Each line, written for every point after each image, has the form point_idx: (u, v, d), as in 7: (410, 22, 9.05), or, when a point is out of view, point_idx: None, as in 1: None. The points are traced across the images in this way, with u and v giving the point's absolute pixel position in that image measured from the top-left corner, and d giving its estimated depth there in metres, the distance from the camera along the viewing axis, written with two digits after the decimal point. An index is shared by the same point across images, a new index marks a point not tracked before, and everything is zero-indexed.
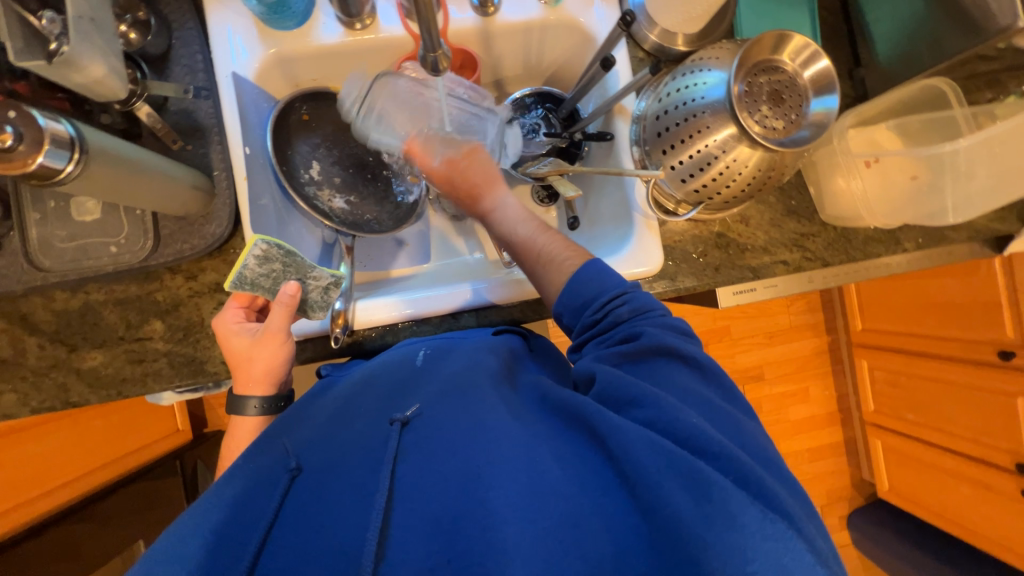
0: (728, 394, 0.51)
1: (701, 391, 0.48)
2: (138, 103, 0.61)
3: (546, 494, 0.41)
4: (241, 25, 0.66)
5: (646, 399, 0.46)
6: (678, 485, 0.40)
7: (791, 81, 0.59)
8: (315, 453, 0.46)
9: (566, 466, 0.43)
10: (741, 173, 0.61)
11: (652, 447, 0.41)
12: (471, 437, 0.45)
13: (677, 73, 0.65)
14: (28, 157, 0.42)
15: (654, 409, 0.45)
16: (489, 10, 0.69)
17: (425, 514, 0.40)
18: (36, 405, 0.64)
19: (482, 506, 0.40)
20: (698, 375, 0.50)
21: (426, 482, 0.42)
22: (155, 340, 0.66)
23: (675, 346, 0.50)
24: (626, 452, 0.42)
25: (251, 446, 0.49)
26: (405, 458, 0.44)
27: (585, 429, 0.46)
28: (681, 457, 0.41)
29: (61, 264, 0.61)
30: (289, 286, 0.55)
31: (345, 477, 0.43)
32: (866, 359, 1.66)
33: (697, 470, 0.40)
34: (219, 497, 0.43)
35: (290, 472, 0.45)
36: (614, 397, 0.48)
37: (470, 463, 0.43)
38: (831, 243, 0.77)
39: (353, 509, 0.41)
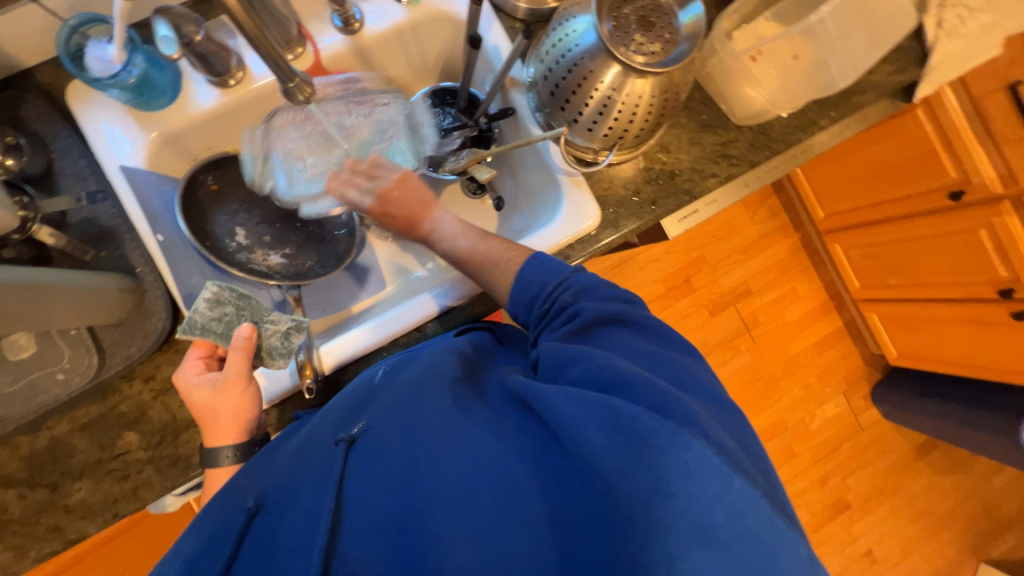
0: (674, 343, 0.52)
1: (642, 346, 0.50)
2: (35, 226, 0.59)
3: (485, 477, 0.43)
4: (115, 118, 0.65)
5: (578, 357, 0.47)
6: (602, 430, 0.41)
7: (657, 3, 0.59)
8: (271, 488, 0.46)
9: (505, 444, 0.45)
10: (638, 107, 0.62)
11: (572, 400, 0.43)
12: (412, 441, 0.46)
13: (550, 29, 0.65)
14: None
15: (586, 363, 0.47)
16: (354, 26, 0.69)
17: (372, 524, 0.43)
18: (37, 554, 0.63)
19: (424, 504, 0.43)
20: (645, 336, 0.52)
21: (372, 494, 0.44)
22: (135, 451, 0.65)
23: (617, 314, 0.52)
24: (555, 413, 0.43)
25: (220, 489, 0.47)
26: (352, 475, 0.46)
27: (523, 403, 0.48)
28: (601, 399, 0.42)
29: (14, 408, 0.60)
30: (244, 328, 0.57)
31: (297, 507, 0.44)
32: (838, 243, 1.71)
33: (620, 411, 0.41)
34: (181, 554, 0.42)
35: (248, 510, 0.45)
36: (554, 365, 0.49)
37: (412, 464, 0.45)
38: (752, 143, 0.78)
39: (303, 533, 0.42)
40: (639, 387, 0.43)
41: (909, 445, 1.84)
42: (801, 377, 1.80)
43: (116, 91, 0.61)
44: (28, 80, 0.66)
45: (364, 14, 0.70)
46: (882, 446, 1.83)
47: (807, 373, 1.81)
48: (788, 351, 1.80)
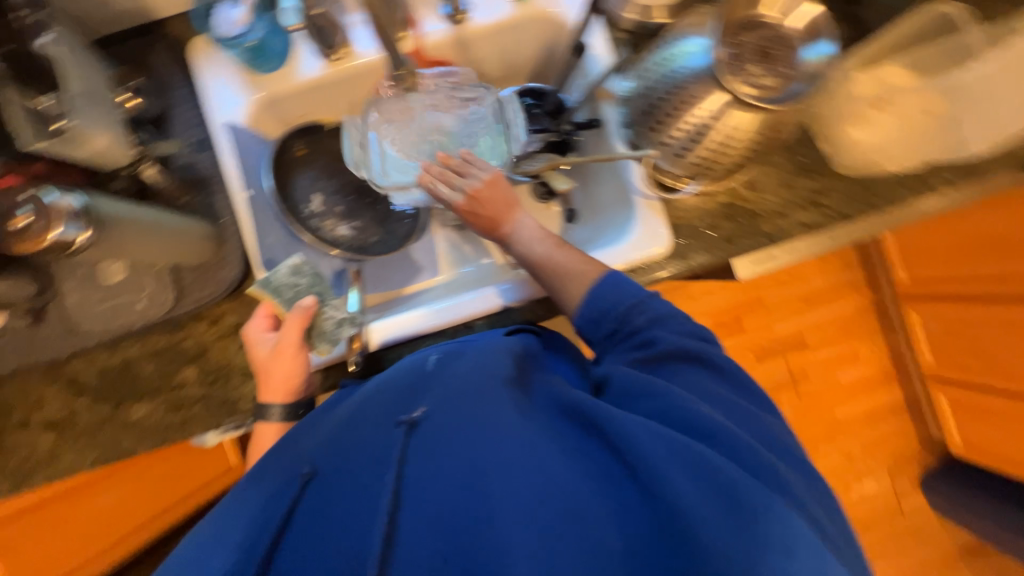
0: (740, 386, 0.52)
1: (720, 391, 0.49)
2: (144, 165, 0.64)
3: (550, 493, 0.40)
4: (228, 76, 0.69)
5: (657, 391, 0.47)
6: (690, 478, 0.39)
7: (778, 35, 0.56)
8: (327, 460, 0.47)
9: (571, 463, 0.42)
10: (737, 140, 0.59)
11: (658, 438, 0.42)
12: (473, 439, 0.44)
13: (656, 46, 0.62)
14: (41, 233, 0.45)
15: (665, 400, 0.46)
16: (460, 17, 0.70)
17: (427, 517, 0.41)
18: (93, 460, 0.69)
19: (484, 507, 0.40)
20: (717, 377, 0.51)
21: (429, 487, 0.42)
22: (190, 386, 0.69)
23: (693, 350, 0.51)
24: (635, 448, 0.41)
25: (277, 446, 0.51)
26: (410, 461, 0.44)
27: (593, 426, 0.45)
28: (689, 446, 0.41)
29: (100, 325, 0.67)
30: (308, 299, 0.61)
31: (354, 483, 0.44)
32: (916, 311, 1.57)
33: (711, 463, 0.40)
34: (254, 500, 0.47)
35: (303, 477, 0.46)
36: (626, 394, 0.49)
37: (474, 463, 0.43)
38: (851, 195, 0.72)
39: (359, 514, 0.42)
40: (732, 444, 0.43)
41: (953, 545, 1.68)
42: (844, 446, 1.68)
43: (237, 51, 0.66)
44: (160, 30, 0.71)
45: (471, 7, 0.71)
46: (921, 538, 1.67)
47: (852, 443, 1.68)
48: (835, 415, 1.68)
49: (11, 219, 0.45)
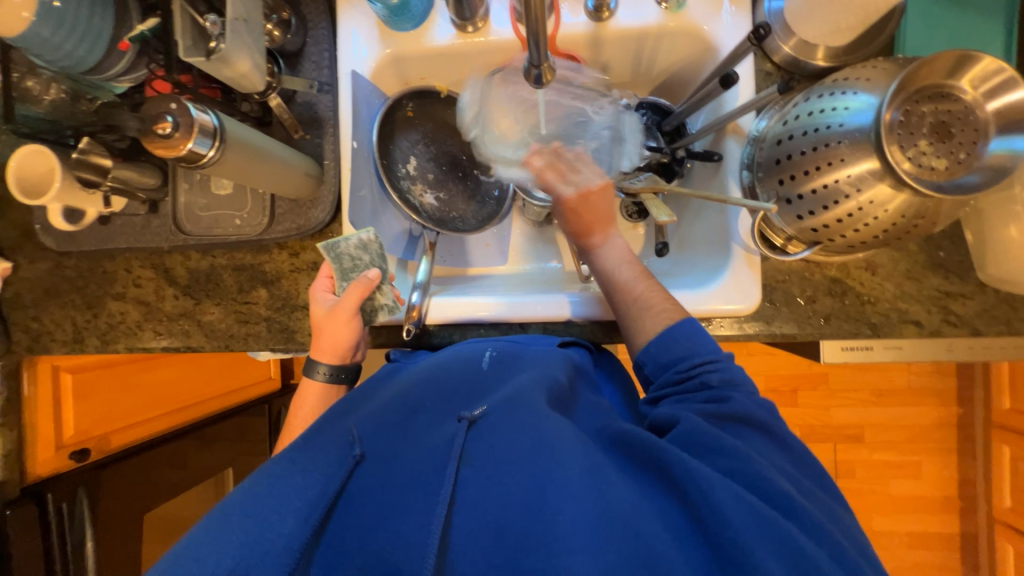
0: (808, 467, 0.47)
1: (792, 470, 0.44)
2: (272, 95, 0.68)
3: (619, 529, 0.37)
4: (365, 26, 0.71)
5: (732, 450, 0.42)
6: (774, 556, 0.36)
7: (965, 113, 0.49)
8: (379, 441, 0.46)
9: (637, 501, 0.40)
10: (876, 218, 0.52)
11: (741, 503, 0.38)
12: (536, 454, 0.42)
13: (812, 93, 0.56)
14: (181, 142, 0.49)
15: (739, 461, 0.42)
16: (604, 14, 0.66)
17: (486, 527, 0.39)
18: (166, 345, 0.76)
19: (547, 530, 0.37)
20: (786, 454, 0.46)
21: (490, 495, 0.40)
22: (259, 306, 0.74)
23: (761, 418, 0.47)
24: (713, 504, 0.38)
25: (319, 428, 0.49)
26: (470, 462, 0.43)
27: (662, 473, 0.42)
28: (772, 518, 0.38)
29: (199, 229, 0.72)
30: (371, 272, 0.61)
31: (410, 471, 0.43)
32: (1009, 445, 1.37)
33: (799, 546, 0.37)
34: (296, 467, 0.44)
35: (353, 457, 0.45)
36: (693, 445, 0.44)
37: (537, 481, 0.40)
38: (987, 308, 0.63)
39: (415, 507, 0.40)
40: (810, 520, 0.39)
41: None
42: None
43: (379, 5, 0.65)
44: None
45: (618, 6, 0.67)
46: None
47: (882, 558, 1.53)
48: (872, 523, 1.53)
49: (157, 123, 0.49)
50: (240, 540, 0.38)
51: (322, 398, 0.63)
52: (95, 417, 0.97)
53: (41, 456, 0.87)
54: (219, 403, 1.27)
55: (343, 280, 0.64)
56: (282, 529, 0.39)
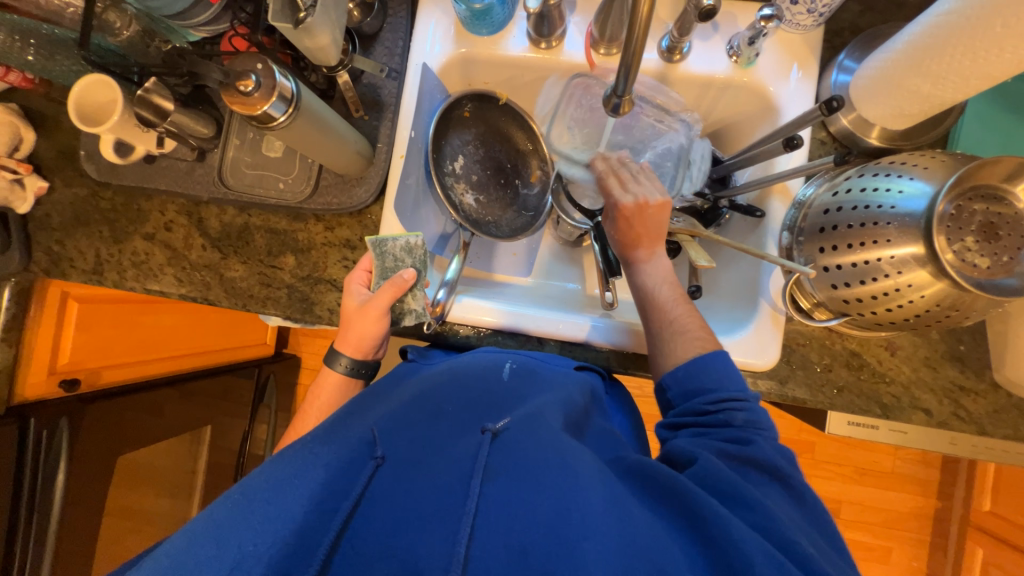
0: (826, 530, 0.46)
1: (811, 529, 0.44)
2: (341, 71, 0.69)
3: (643, 564, 0.37)
4: (443, 23, 0.73)
5: (757, 502, 0.42)
6: None
7: (1013, 218, 0.50)
8: (400, 444, 0.46)
9: (660, 538, 0.40)
10: (911, 302, 0.53)
11: (771, 557, 0.37)
12: (561, 476, 0.42)
13: (865, 171, 0.57)
14: (258, 102, 0.51)
15: (762, 514, 0.41)
16: (675, 56, 0.68)
17: (510, 545, 0.38)
18: (183, 293, 0.76)
19: (575, 556, 0.37)
20: (808, 511, 0.46)
21: (514, 512, 0.40)
22: (284, 272, 0.75)
23: (782, 468, 0.47)
24: (742, 554, 0.38)
25: (338, 420, 0.50)
26: (492, 477, 0.43)
27: (687, 514, 0.42)
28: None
29: (240, 186, 0.73)
30: (407, 272, 0.62)
31: (433, 479, 0.43)
32: (982, 548, 1.37)
33: None
34: (322, 460, 0.44)
35: (374, 459, 0.44)
36: (718, 488, 0.44)
37: (562, 503, 0.40)
38: (997, 409, 0.64)
39: (437, 517, 0.40)
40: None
41: None
42: None
43: (462, 7, 0.66)
44: None
45: (691, 51, 0.69)
46: None
47: None
48: None
49: (240, 80, 0.50)
50: (262, 525, 0.39)
51: (331, 375, 0.64)
52: (89, 350, 0.96)
53: (34, 379, 0.87)
54: (214, 357, 1.27)
55: (381, 277, 0.65)
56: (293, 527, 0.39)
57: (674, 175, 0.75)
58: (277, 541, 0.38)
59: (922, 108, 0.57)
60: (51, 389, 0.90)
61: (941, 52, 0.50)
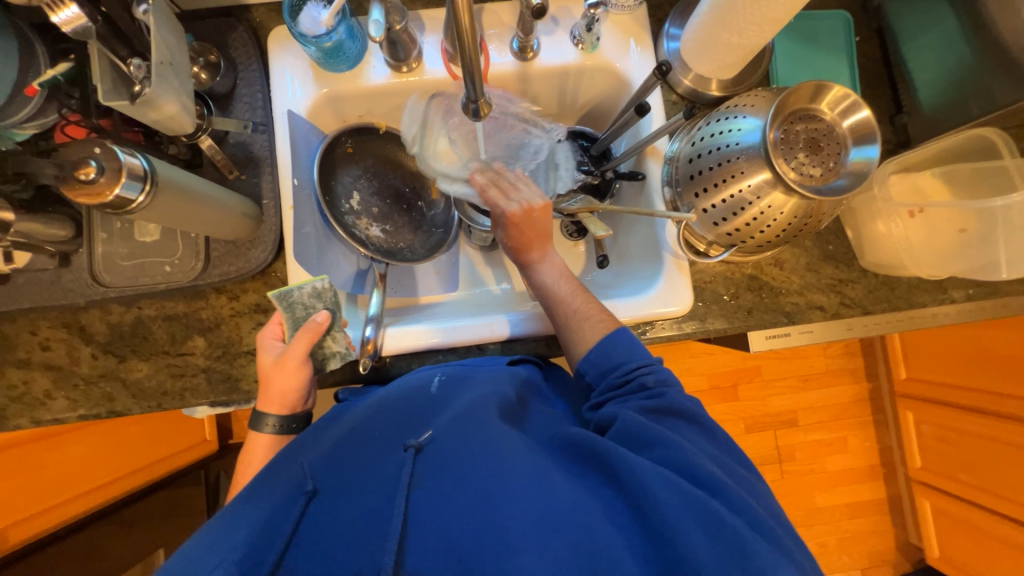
0: (728, 449, 0.54)
1: (715, 452, 0.51)
2: (202, 136, 0.65)
3: (564, 526, 0.42)
4: (298, 68, 0.72)
5: (667, 442, 0.48)
6: (701, 529, 0.42)
7: (828, 130, 0.59)
8: (331, 477, 0.48)
9: (582, 500, 0.44)
10: (776, 219, 0.60)
11: (670, 487, 0.44)
12: (485, 467, 0.46)
13: (712, 118, 0.65)
14: (106, 187, 0.47)
15: (671, 451, 0.47)
16: (528, 55, 0.73)
17: (441, 541, 0.42)
18: (84, 411, 0.68)
19: (498, 535, 0.41)
20: (711, 437, 0.53)
21: (441, 511, 0.44)
22: (196, 356, 0.69)
23: (691, 409, 0.54)
24: (647, 493, 0.43)
25: (273, 465, 0.51)
26: (419, 485, 0.46)
27: (604, 469, 0.47)
28: (696, 498, 0.43)
29: (120, 280, 0.66)
30: (320, 315, 0.60)
31: (365, 504, 0.45)
32: (911, 411, 1.56)
33: (720, 517, 0.42)
34: (254, 511, 0.46)
35: (306, 493, 0.47)
36: (632, 439, 0.50)
37: (486, 493, 0.44)
38: (872, 290, 0.74)
39: (370, 535, 0.43)
40: (736, 500, 0.45)
41: None
42: (819, 534, 1.66)
43: (312, 48, 0.66)
44: (244, 15, 0.74)
45: (541, 47, 0.74)
46: None
47: (828, 532, 1.66)
48: (816, 501, 1.66)
49: (79, 168, 0.46)
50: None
51: (275, 446, 0.61)
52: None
53: None
54: (149, 473, 1.14)
55: (293, 329, 0.63)
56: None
57: (546, 174, 0.78)
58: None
59: (739, 55, 0.65)
60: None
61: (732, 6, 0.59)
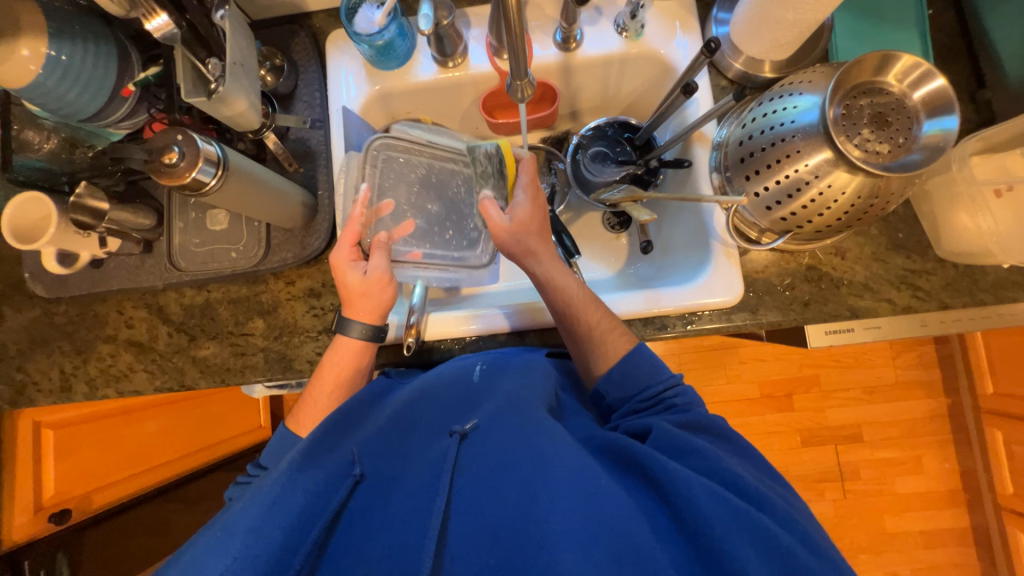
0: (766, 469, 0.52)
1: (753, 469, 0.50)
2: (267, 133, 0.70)
3: (604, 529, 0.41)
4: (354, 66, 0.77)
5: (710, 453, 0.47)
6: (753, 547, 0.40)
7: (897, 103, 0.55)
8: (380, 462, 0.51)
9: (627, 505, 0.44)
10: (836, 201, 0.56)
11: (715, 497, 0.42)
12: (527, 462, 0.47)
13: (764, 98, 0.62)
14: (186, 171, 0.52)
15: (714, 463, 0.46)
16: (571, 45, 0.73)
17: (482, 532, 0.44)
18: (159, 384, 0.75)
19: (538, 528, 0.42)
20: (749, 458, 0.52)
21: (485, 500, 0.45)
22: (256, 336, 0.74)
23: (718, 425, 0.53)
24: (690, 503, 0.42)
25: (308, 443, 0.50)
26: (462, 472, 0.48)
27: (643, 472, 0.47)
28: (748, 513, 0.41)
29: (194, 265, 0.73)
30: (382, 235, 0.64)
31: (412, 491, 0.47)
32: (1000, 429, 1.40)
33: (772, 534, 0.40)
34: (297, 484, 0.47)
35: (354, 477, 0.49)
36: (671, 447, 0.49)
37: (529, 485, 0.45)
38: (950, 282, 0.67)
39: (414, 518, 0.45)
40: (780, 511, 0.43)
41: None
42: (889, 563, 1.51)
43: (365, 47, 0.70)
44: (304, 20, 0.79)
45: (584, 37, 0.74)
46: None
47: (899, 562, 1.51)
48: (884, 525, 1.52)
49: (164, 154, 0.52)
50: (239, 552, 0.43)
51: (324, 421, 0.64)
52: (79, 476, 0.94)
53: (19, 520, 0.86)
54: (214, 452, 1.23)
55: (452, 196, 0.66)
56: (276, 542, 0.44)
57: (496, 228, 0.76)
58: (263, 542, 0.43)
59: (795, 33, 0.62)
60: (36, 524, 0.89)
61: None
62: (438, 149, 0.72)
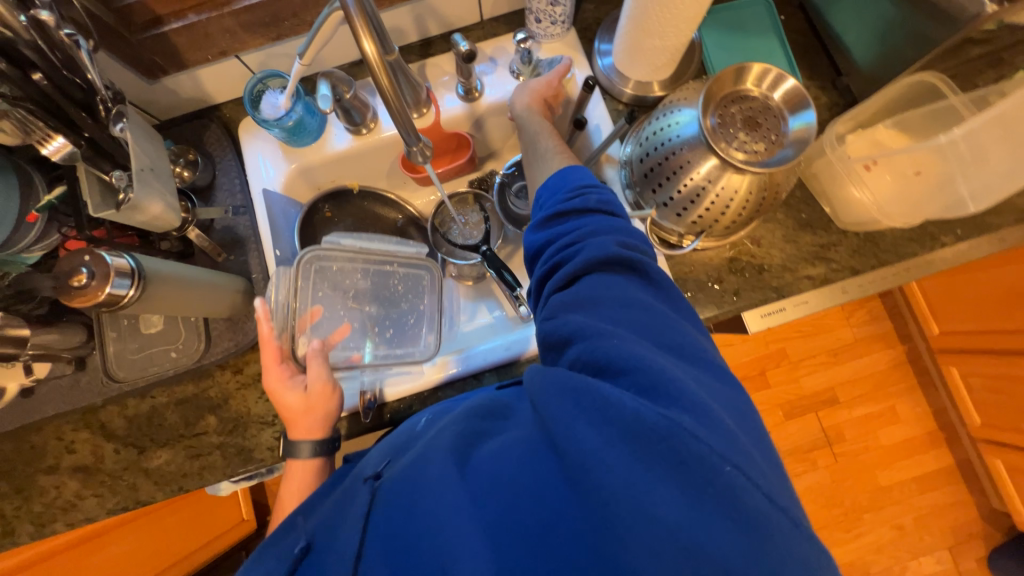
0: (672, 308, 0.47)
1: (649, 304, 0.46)
2: (190, 228, 0.70)
3: (491, 489, 0.40)
4: (269, 150, 0.78)
5: (581, 332, 0.44)
6: (611, 427, 0.37)
7: (763, 105, 0.60)
8: (321, 528, 0.49)
9: (513, 450, 0.42)
10: (733, 200, 0.61)
11: (566, 395, 0.40)
12: (422, 458, 0.45)
13: (653, 117, 0.67)
14: (98, 289, 0.51)
15: (586, 341, 0.43)
16: (474, 95, 0.78)
17: (390, 546, 0.42)
18: (112, 506, 0.71)
19: (431, 516, 0.40)
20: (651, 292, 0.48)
21: (393, 514, 0.43)
22: (210, 434, 0.72)
23: (604, 265, 0.48)
24: (551, 419, 0.40)
25: (277, 529, 0.54)
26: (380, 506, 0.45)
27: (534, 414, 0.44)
28: (597, 391, 0.39)
29: (133, 373, 0.70)
30: (314, 341, 0.66)
31: (337, 534, 0.46)
32: (955, 366, 1.48)
33: (624, 402, 0.38)
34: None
35: (299, 551, 0.48)
36: (557, 342, 0.46)
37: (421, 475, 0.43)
38: (856, 250, 0.73)
39: (340, 559, 0.43)
40: (646, 372, 0.40)
41: None
42: (892, 516, 1.54)
43: (276, 130, 0.72)
44: (214, 112, 0.81)
45: (485, 86, 0.79)
46: None
47: (900, 513, 1.54)
48: (879, 480, 1.56)
49: (72, 277, 0.50)
50: None
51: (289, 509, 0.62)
52: None
53: None
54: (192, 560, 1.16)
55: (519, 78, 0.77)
56: None
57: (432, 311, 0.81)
58: None
59: (668, 55, 0.68)
60: None
61: (646, 13, 0.62)
62: (369, 254, 0.80)
